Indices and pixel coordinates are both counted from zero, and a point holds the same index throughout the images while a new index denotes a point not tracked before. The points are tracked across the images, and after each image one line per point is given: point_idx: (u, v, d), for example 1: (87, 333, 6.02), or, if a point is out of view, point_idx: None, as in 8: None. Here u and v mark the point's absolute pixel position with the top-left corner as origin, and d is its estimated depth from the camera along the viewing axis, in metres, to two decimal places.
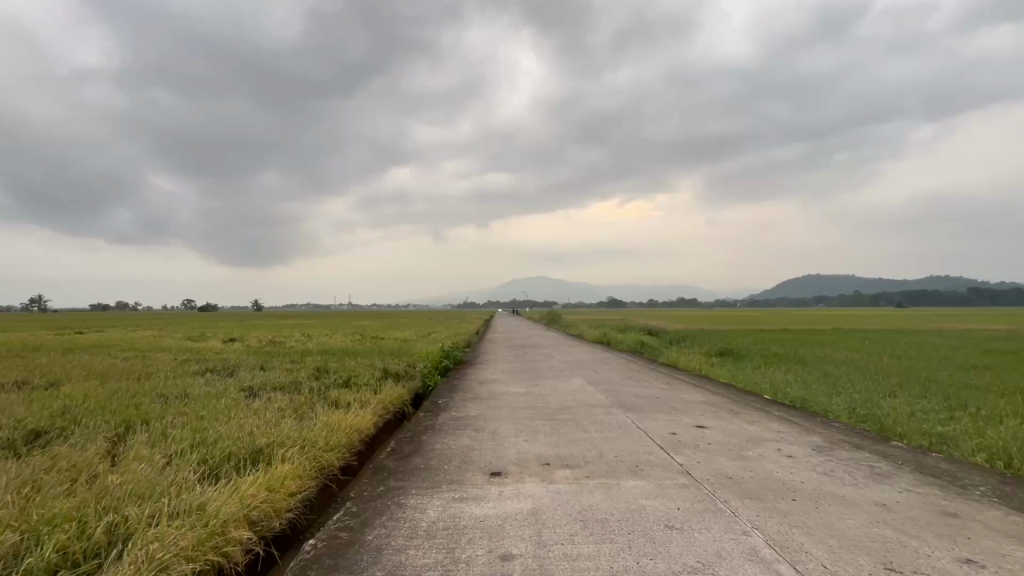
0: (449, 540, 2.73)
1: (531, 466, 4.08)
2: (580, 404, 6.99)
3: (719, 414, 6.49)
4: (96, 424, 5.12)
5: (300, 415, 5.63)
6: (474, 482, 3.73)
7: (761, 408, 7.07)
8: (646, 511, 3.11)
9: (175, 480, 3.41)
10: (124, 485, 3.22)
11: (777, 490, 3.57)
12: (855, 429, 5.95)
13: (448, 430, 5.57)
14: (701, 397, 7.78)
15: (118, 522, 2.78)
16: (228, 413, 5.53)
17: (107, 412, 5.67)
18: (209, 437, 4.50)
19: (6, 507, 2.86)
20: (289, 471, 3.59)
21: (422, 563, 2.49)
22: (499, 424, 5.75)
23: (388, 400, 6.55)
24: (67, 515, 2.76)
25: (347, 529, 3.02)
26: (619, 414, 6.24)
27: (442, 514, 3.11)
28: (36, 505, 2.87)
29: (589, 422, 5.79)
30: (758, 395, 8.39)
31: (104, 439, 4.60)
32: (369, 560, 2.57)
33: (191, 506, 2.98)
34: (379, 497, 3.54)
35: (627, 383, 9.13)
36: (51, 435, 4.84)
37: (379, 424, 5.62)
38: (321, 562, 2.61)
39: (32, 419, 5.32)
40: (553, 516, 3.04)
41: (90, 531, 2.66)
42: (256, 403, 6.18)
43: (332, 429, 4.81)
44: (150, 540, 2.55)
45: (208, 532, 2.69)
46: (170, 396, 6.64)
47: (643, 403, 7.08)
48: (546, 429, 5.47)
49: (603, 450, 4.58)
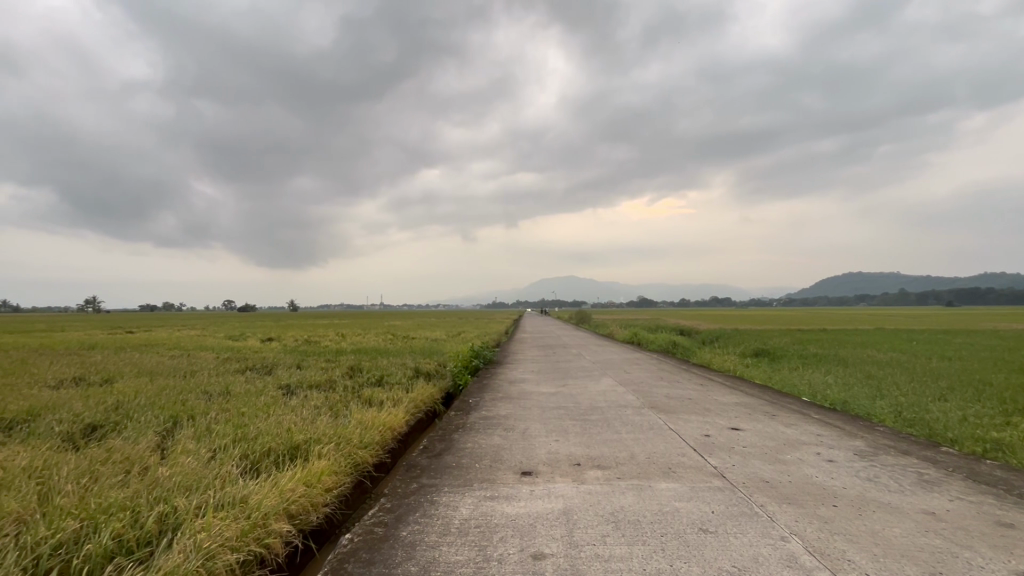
0: (481, 538, 2.75)
1: (562, 466, 4.07)
2: (610, 404, 6.94)
3: (755, 416, 6.32)
4: (146, 419, 5.40)
5: (335, 413, 5.77)
6: (505, 481, 3.75)
7: (800, 411, 6.85)
8: (679, 513, 3.07)
9: (219, 474, 3.56)
10: (173, 477, 3.38)
11: (817, 496, 3.46)
12: (901, 433, 5.70)
13: (478, 429, 5.60)
14: (736, 399, 7.59)
15: (168, 512, 2.92)
16: (266, 410, 5.72)
17: (157, 408, 5.97)
18: (249, 433, 4.67)
19: (67, 496, 3.06)
20: (325, 467, 3.69)
21: (455, 560, 2.52)
22: (529, 424, 5.76)
23: (420, 399, 6.64)
24: (121, 505, 2.92)
25: (382, 524, 3.09)
26: (651, 416, 6.15)
27: (474, 512, 3.14)
28: (94, 494, 3.06)
29: (620, 423, 5.75)
30: (796, 397, 8.13)
31: (154, 433, 4.85)
32: (403, 556, 2.61)
33: (234, 498, 3.11)
34: (412, 494, 3.60)
35: (659, 384, 8.96)
36: (106, 428, 5.14)
37: (411, 423, 5.71)
38: (358, 556, 2.67)
39: (89, 413, 5.65)
40: (584, 516, 3.04)
41: (142, 520, 2.81)
42: (293, 400, 6.38)
43: (366, 426, 4.92)
44: (197, 530, 2.68)
45: (251, 524, 2.79)
46: (214, 393, 6.92)
47: (676, 404, 6.96)
48: (576, 429, 5.46)
49: (635, 451, 4.54)
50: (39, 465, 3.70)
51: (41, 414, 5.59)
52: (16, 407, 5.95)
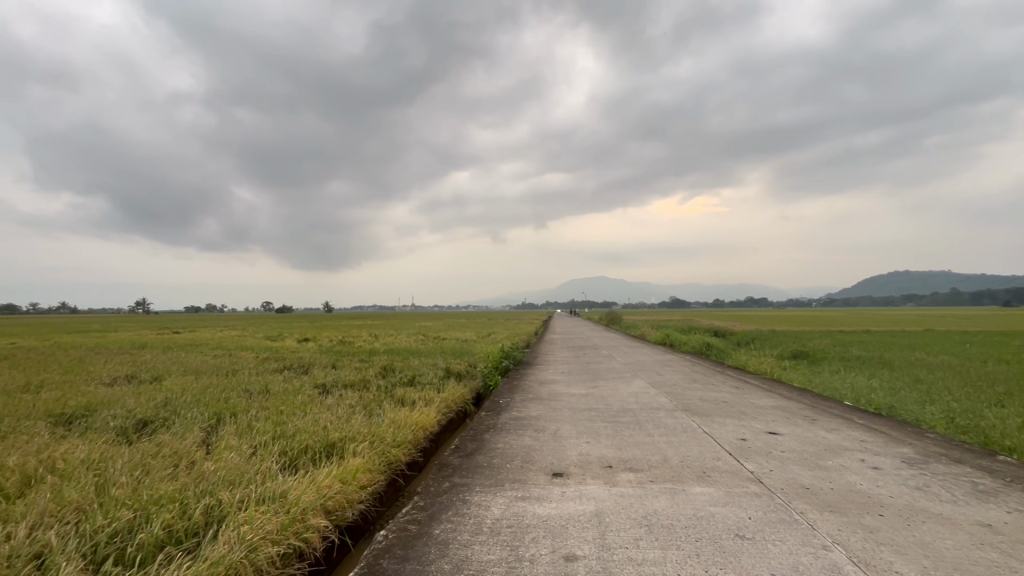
0: (513, 538, 2.77)
1: (594, 468, 4.05)
2: (642, 406, 6.85)
3: (793, 420, 6.13)
4: (192, 415, 5.65)
5: (369, 412, 5.89)
6: (536, 482, 3.76)
7: (841, 415, 6.60)
8: (716, 518, 3.00)
9: (260, 469, 3.70)
10: (218, 471, 3.54)
11: (862, 504, 3.32)
12: (953, 440, 5.42)
13: (508, 429, 5.64)
14: (773, 402, 7.38)
15: (214, 504, 3.06)
16: (303, 409, 5.89)
17: (202, 405, 6.25)
18: (287, 430, 4.83)
19: (122, 487, 3.24)
20: (359, 465, 3.78)
21: (488, 559, 2.55)
22: (560, 425, 5.74)
23: (452, 399, 6.71)
24: (171, 497, 3.07)
25: (415, 521, 3.15)
26: (684, 418, 6.03)
27: (505, 513, 3.16)
28: (146, 485, 3.23)
29: (652, 425, 5.66)
30: (837, 401, 7.83)
31: (199, 429, 5.08)
32: (436, 553, 2.66)
33: (275, 493, 3.23)
34: (445, 493, 3.65)
35: (692, 386, 8.78)
36: (156, 424, 5.41)
37: (443, 423, 5.77)
38: (393, 552, 2.73)
39: (141, 409, 5.95)
40: (617, 519, 3.01)
41: (190, 512, 2.95)
42: (329, 399, 6.55)
43: (399, 425, 5.01)
44: (240, 523, 2.79)
45: (290, 518, 2.89)
46: (254, 391, 7.18)
47: (710, 407, 6.82)
48: (608, 431, 5.41)
49: (668, 454, 4.46)
50: (97, 457, 3.93)
51: (98, 410, 5.92)
52: (75, 402, 6.33)
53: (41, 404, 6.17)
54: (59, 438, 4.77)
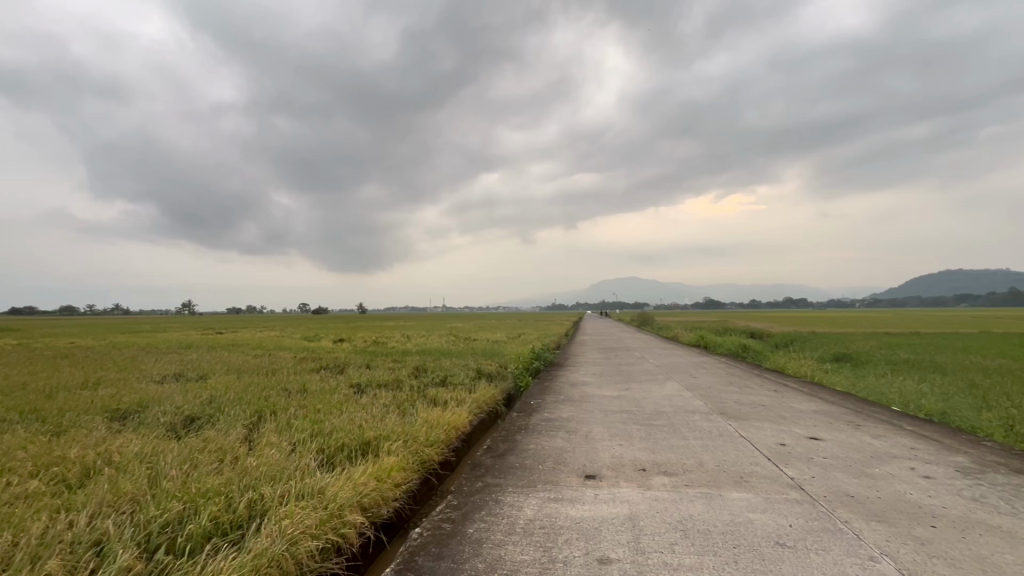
0: (546, 539, 2.77)
1: (627, 471, 4.00)
2: (676, 409, 6.72)
3: (836, 425, 5.89)
4: (235, 412, 5.89)
5: (402, 412, 6.00)
6: (569, 483, 3.74)
7: (889, 421, 6.30)
8: (754, 525, 2.92)
9: (299, 466, 3.82)
10: (260, 467, 3.67)
11: (912, 515, 3.17)
12: (1013, 450, 5.10)
13: (540, 431, 5.63)
14: (814, 407, 7.11)
15: (256, 499, 3.17)
16: (339, 408, 6.04)
17: (244, 402, 6.50)
18: (325, 428, 4.96)
19: (173, 480, 3.41)
20: (394, 463, 3.85)
21: (521, 560, 2.55)
22: (593, 427, 5.70)
23: (483, 399, 6.77)
24: (217, 491, 3.20)
25: (449, 520, 3.19)
26: (720, 422, 5.89)
27: (538, 513, 3.16)
28: (194, 479, 3.39)
29: (686, 428, 5.55)
30: (884, 407, 7.48)
31: (242, 426, 5.28)
32: (470, 552, 2.68)
33: (313, 489, 3.33)
34: (478, 492, 3.68)
35: (728, 389, 8.56)
36: (202, 420, 5.66)
37: (474, 423, 5.82)
38: (427, 550, 2.78)
39: (188, 406, 6.25)
40: (651, 523, 2.97)
41: (235, 505, 3.07)
42: (364, 399, 6.70)
43: (431, 425, 5.08)
44: (282, 517, 2.89)
45: (328, 514, 2.97)
46: (292, 390, 7.40)
47: (747, 411, 6.64)
48: (641, 434, 5.33)
49: (703, 458, 4.37)
50: (149, 451, 4.14)
51: (149, 406, 6.24)
52: (129, 399, 6.68)
53: (98, 400, 6.56)
54: (114, 432, 5.05)
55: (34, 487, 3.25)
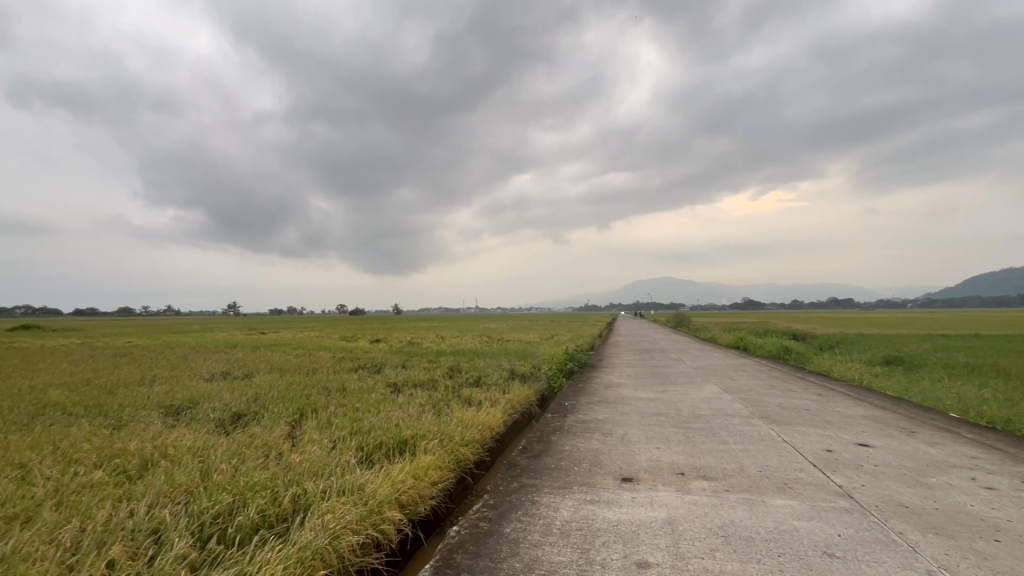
0: (583, 541, 2.76)
1: (664, 475, 3.94)
2: (715, 412, 6.54)
3: (888, 431, 5.62)
4: (279, 410, 6.11)
5: (438, 411, 6.08)
6: (605, 486, 3.71)
7: (946, 428, 5.96)
8: (800, 533, 2.82)
9: (339, 462, 3.93)
10: (302, 463, 3.81)
11: (974, 528, 2.99)
12: None
13: (575, 432, 5.60)
14: (863, 412, 6.79)
15: (300, 493, 3.29)
16: (376, 407, 6.17)
17: (286, 400, 6.73)
18: (363, 426, 5.09)
19: (223, 473, 3.58)
20: (430, 461, 3.91)
21: (558, 560, 2.55)
22: (628, 429, 5.62)
23: (517, 399, 6.80)
24: (264, 485, 3.33)
25: (486, 519, 3.21)
26: (762, 426, 5.70)
27: (575, 515, 3.15)
28: (242, 473, 3.54)
29: (726, 432, 5.41)
30: (941, 413, 7.07)
31: (285, 423, 5.49)
32: (508, 552, 2.70)
33: (354, 486, 3.42)
34: (514, 492, 3.70)
35: (769, 393, 8.27)
36: (248, 416, 5.91)
37: (509, 423, 5.84)
38: (466, 547, 2.81)
39: (236, 403, 6.53)
40: (691, 527, 2.91)
41: (280, 499, 3.19)
42: (400, 398, 6.83)
43: (467, 425, 5.13)
44: (325, 512, 2.98)
45: (368, 510, 3.04)
46: (332, 389, 7.62)
47: (791, 415, 6.40)
48: (679, 437, 5.23)
49: (745, 463, 4.25)
50: (201, 445, 4.35)
51: (199, 403, 6.56)
52: (181, 395, 7.05)
53: (153, 396, 6.93)
54: (169, 427, 5.34)
55: (99, 477, 3.47)
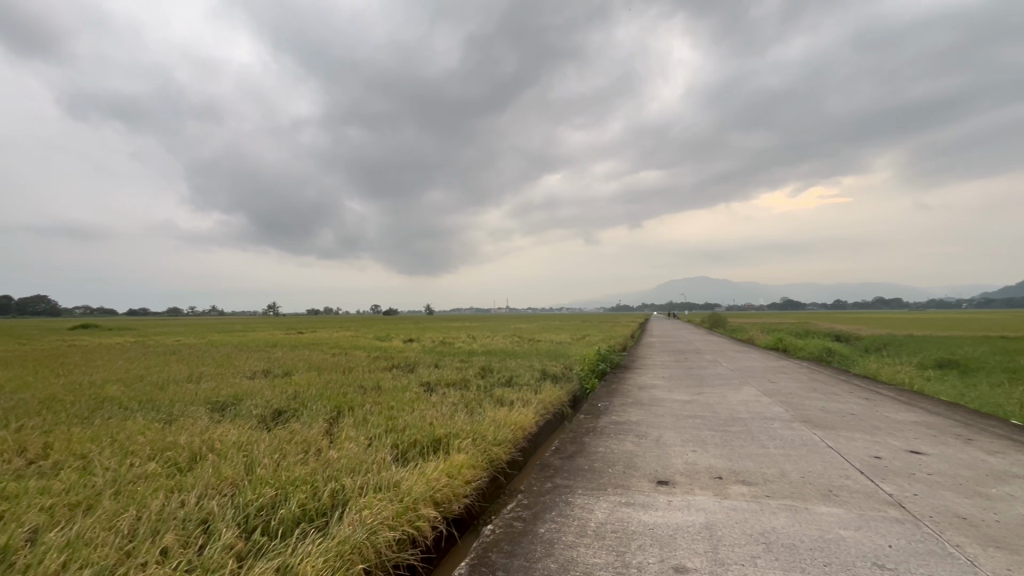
0: (619, 543, 2.73)
1: (702, 478, 3.85)
2: (754, 415, 6.35)
3: (942, 439, 5.33)
4: (317, 407, 6.29)
5: (470, 411, 6.14)
6: (640, 489, 3.66)
7: (1007, 436, 5.61)
8: (847, 543, 2.71)
9: (376, 459, 4.02)
10: (341, 459, 3.91)
11: None
12: None
13: (609, 433, 5.55)
14: (914, 417, 6.47)
15: (339, 489, 3.37)
16: (410, 405, 6.27)
17: (324, 398, 6.93)
18: (398, 424, 5.19)
19: (265, 467, 3.72)
20: (464, 460, 3.93)
21: (593, 562, 2.53)
22: (663, 432, 5.53)
23: (549, 399, 6.79)
24: (304, 479, 3.44)
25: (520, 519, 3.22)
26: (804, 431, 5.51)
27: (610, 517, 3.12)
28: (284, 468, 3.67)
29: (766, 436, 5.25)
30: (1000, 420, 6.66)
31: (323, 420, 5.65)
32: (543, 552, 2.70)
33: (390, 483, 3.48)
34: (548, 493, 3.70)
35: (812, 396, 7.96)
36: (288, 413, 6.11)
37: (541, 423, 5.84)
38: (500, 547, 2.82)
39: (276, 400, 6.77)
40: (730, 533, 2.84)
41: (320, 494, 3.29)
42: (434, 397, 6.93)
43: (499, 424, 5.16)
44: (362, 507, 3.05)
45: (404, 507, 3.09)
46: (367, 387, 7.79)
47: (835, 419, 6.16)
48: (716, 440, 5.11)
49: (787, 468, 4.11)
50: (245, 440, 4.53)
51: (243, 399, 6.84)
52: (226, 392, 7.36)
53: (201, 392, 7.26)
54: (216, 422, 5.59)
55: (152, 468, 3.67)
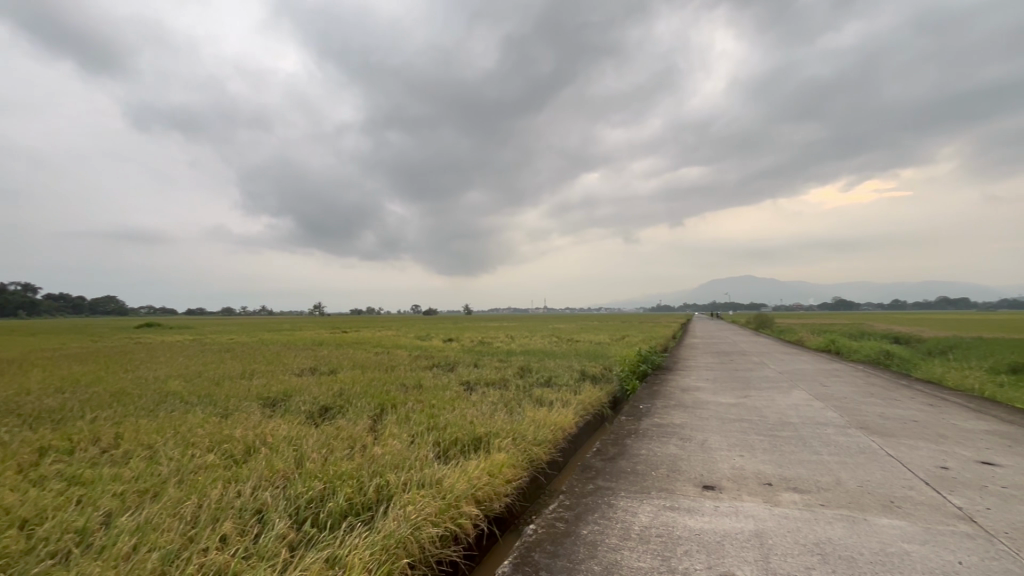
0: (664, 548, 2.68)
1: (750, 484, 3.72)
2: (805, 420, 6.08)
3: (1018, 449, 4.93)
4: (361, 404, 6.47)
5: (510, 410, 6.16)
6: (685, 493, 3.57)
7: None
8: (912, 558, 2.55)
9: (418, 456, 4.10)
10: (385, 455, 4.01)
11: None
12: None
13: (651, 436, 5.44)
14: (985, 426, 6.02)
15: (383, 484, 3.45)
16: (451, 404, 6.36)
17: (368, 395, 7.12)
18: (439, 422, 5.27)
19: (314, 461, 3.86)
20: (504, 460, 3.95)
21: (638, 566, 2.50)
22: (708, 435, 5.38)
23: (589, 400, 6.73)
24: (350, 474, 3.55)
25: (562, 520, 3.21)
26: (861, 437, 5.22)
27: (654, 521, 3.06)
28: (331, 462, 3.80)
29: (819, 442, 5.01)
30: None
31: (368, 416, 5.81)
32: (586, 553, 2.68)
33: (432, 480, 3.54)
34: (590, 494, 3.66)
35: (869, 401, 7.54)
36: (335, 410, 6.31)
37: (581, 424, 5.80)
38: (543, 547, 2.82)
39: (323, 397, 7.02)
40: (782, 542, 2.73)
41: (366, 488, 3.38)
42: (474, 396, 6.99)
43: (540, 424, 5.15)
44: (406, 503, 3.12)
45: (447, 504, 3.14)
46: (409, 386, 7.96)
47: (895, 426, 5.81)
48: (765, 445, 4.93)
49: (842, 476, 3.91)
50: (295, 434, 4.72)
51: (292, 395, 7.13)
52: (277, 388, 7.67)
53: (253, 388, 7.61)
54: (268, 416, 5.85)
55: (211, 459, 3.88)
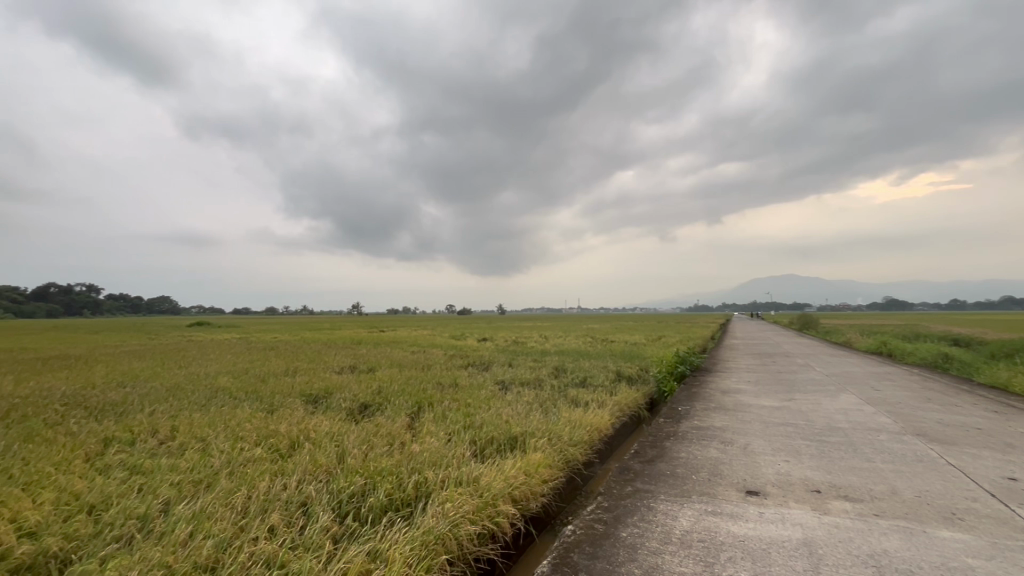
0: (706, 554, 2.61)
1: (797, 491, 3.59)
2: (855, 426, 5.80)
3: None
4: (399, 402, 6.60)
5: (545, 410, 6.15)
6: (728, 498, 3.47)
7: None
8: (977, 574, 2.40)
9: (456, 454, 4.15)
10: (423, 452, 4.07)
11: None
12: None
13: (690, 438, 5.32)
14: None
15: (422, 481, 3.51)
16: (487, 403, 6.41)
17: (406, 394, 7.25)
18: (476, 421, 5.32)
19: (355, 457, 3.96)
20: (541, 460, 3.94)
21: (680, 571, 2.45)
22: (751, 439, 5.21)
23: (625, 401, 6.63)
24: (389, 470, 3.62)
25: (601, 521, 3.18)
26: (917, 445, 4.95)
27: (695, 526, 2.99)
28: (371, 458, 3.89)
29: (870, 449, 4.78)
30: None
31: (405, 415, 5.92)
32: (626, 556, 2.64)
33: (469, 478, 3.58)
34: (628, 496, 3.61)
35: (926, 407, 7.13)
36: (373, 407, 6.46)
37: (618, 425, 5.73)
38: (582, 548, 2.81)
39: (362, 394, 7.19)
40: (832, 552, 2.62)
41: (405, 484, 3.44)
42: (509, 395, 7.01)
43: (576, 425, 5.12)
44: (444, 500, 3.16)
45: (484, 502, 3.16)
46: (445, 385, 8.05)
47: (956, 433, 5.47)
48: (812, 450, 4.74)
49: (898, 485, 3.72)
50: (336, 431, 4.86)
51: (333, 393, 7.35)
52: (318, 385, 7.92)
53: (297, 385, 7.87)
54: (311, 413, 6.04)
55: (259, 453, 4.04)
